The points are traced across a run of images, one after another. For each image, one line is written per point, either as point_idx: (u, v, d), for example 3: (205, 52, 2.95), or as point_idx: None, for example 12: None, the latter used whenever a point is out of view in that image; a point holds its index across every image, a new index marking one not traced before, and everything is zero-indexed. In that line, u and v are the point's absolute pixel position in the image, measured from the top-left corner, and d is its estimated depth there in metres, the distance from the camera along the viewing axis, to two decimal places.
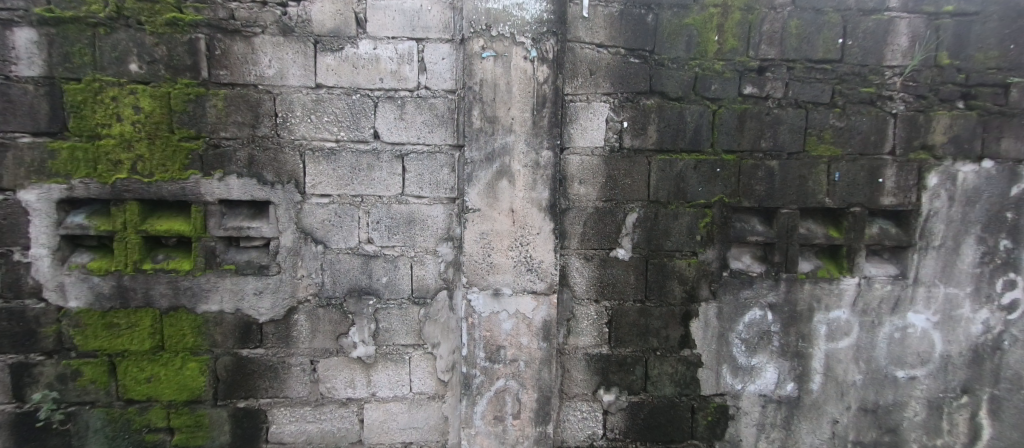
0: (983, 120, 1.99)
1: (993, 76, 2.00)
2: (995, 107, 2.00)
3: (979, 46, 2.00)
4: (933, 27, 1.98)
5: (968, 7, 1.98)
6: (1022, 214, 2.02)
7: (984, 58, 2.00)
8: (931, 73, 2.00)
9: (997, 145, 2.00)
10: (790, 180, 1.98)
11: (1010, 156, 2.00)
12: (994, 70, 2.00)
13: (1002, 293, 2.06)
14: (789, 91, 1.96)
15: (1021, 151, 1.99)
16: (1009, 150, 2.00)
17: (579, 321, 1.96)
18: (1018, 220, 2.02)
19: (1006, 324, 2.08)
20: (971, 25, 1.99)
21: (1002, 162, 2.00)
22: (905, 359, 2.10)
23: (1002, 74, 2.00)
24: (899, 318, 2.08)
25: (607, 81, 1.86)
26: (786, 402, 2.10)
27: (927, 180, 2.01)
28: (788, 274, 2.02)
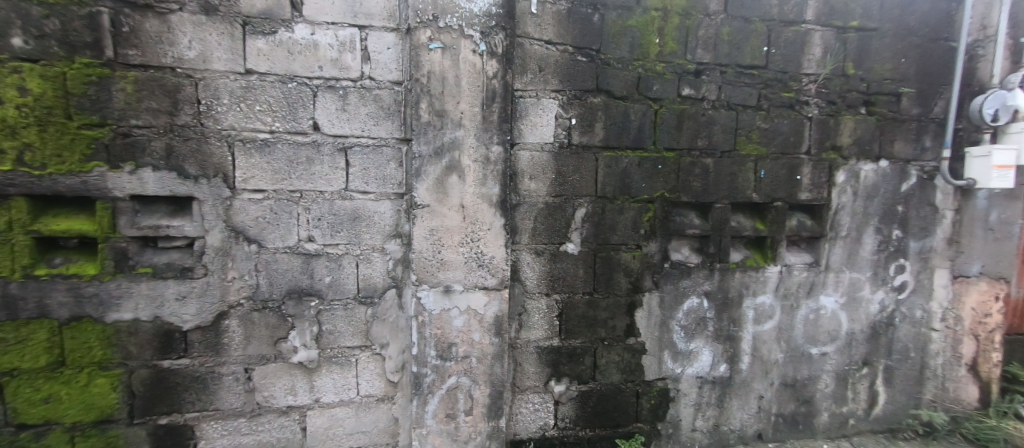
0: (880, 124, 2.27)
1: (887, 86, 2.28)
2: (889, 114, 2.29)
3: (877, 59, 2.26)
4: (841, 40, 2.21)
5: (869, 24, 2.23)
6: (908, 207, 2.34)
7: (881, 69, 2.27)
8: (839, 81, 2.23)
9: (891, 147, 2.29)
10: (723, 176, 2.13)
11: (900, 157, 2.30)
12: (889, 80, 2.28)
13: (894, 276, 2.38)
14: (722, 93, 2.10)
15: (908, 153, 2.31)
16: (898, 152, 2.30)
17: (530, 315, 1.99)
18: (906, 212, 2.34)
19: (897, 303, 2.40)
20: (871, 39, 2.24)
21: (895, 162, 2.30)
22: (818, 337, 2.35)
23: (894, 85, 2.29)
24: (814, 300, 2.32)
25: (555, 78, 1.88)
26: (720, 382, 2.27)
27: (836, 177, 2.25)
28: (722, 264, 2.18)
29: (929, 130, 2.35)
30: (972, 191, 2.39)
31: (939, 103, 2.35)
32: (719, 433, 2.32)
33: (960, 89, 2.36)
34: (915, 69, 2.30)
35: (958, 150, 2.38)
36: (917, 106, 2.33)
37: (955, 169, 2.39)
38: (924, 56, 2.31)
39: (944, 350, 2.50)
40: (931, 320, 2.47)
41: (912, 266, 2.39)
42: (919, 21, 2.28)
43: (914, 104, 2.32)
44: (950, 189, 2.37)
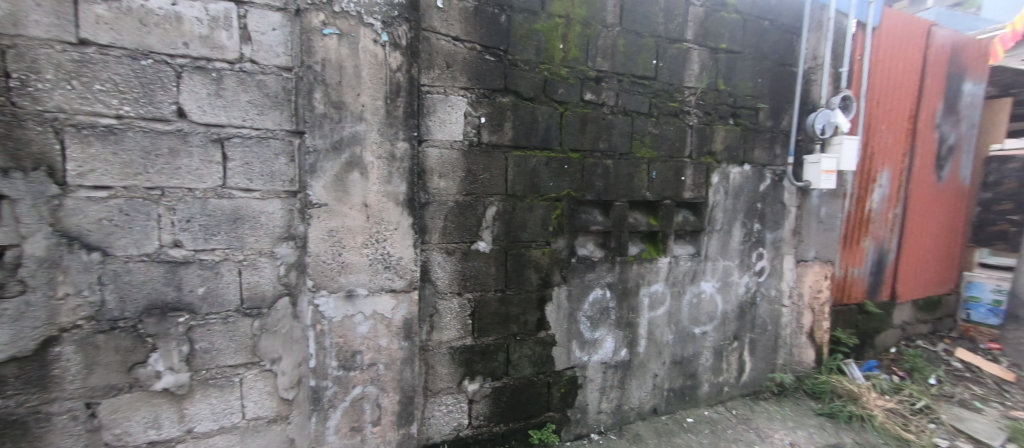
0: (743, 133, 2.67)
1: (748, 101, 2.69)
2: (749, 125, 2.71)
3: (740, 77, 2.65)
4: (713, 59, 2.54)
5: (734, 47, 2.60)
6: (765, 204, 2.79)
7: (744, 87, 2.67)
8: (712, 95, 2.57)
9: (751, 153, 2.71)
10: (621, 176, 2.32)
11: (758, 162, 2.74)
12: (749, 97, 2.70)
13: (755, 262, 2.82)
14: (619, 100, 2.28)
15: (763, 158, 2.76)
16: (757, 157, 2.73)
17: (442, 316, 1.95)
18: (763, 208, 2.78)
19: (757, 284, 2.86)
20: (736, 60, 2.62)
21: (754, 166, 2.73)
22: (700, 318, 2.68)
23: (752, 101, 2.71)
24: (696, 286, 2.64)
25: (464, 76, 1.87)
26: (620, 365, 2.47)
27: (712, 179, 2.59)
28: (621, 257, 2.37)
29: (779, 140, 2.82)
30: (808, 191, 2.93)
31: (785, 118, 2.84)
32: (621, 412, 2.52)
33: (799, 107, 2.88)
34: (766, 88, 2.75)
35: (799, 157, 2.90)
36: (770, 120, 2.78)
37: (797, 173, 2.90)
38: (774, 78, 2.77)
39: (791, 322, 3.04)
40: (781, 298, 2.98)
41: (767, 253, 2.86)
42: (770, 48, 2.73)
43: (766, 117, 2.78)
44: (794, 189, 2.88)
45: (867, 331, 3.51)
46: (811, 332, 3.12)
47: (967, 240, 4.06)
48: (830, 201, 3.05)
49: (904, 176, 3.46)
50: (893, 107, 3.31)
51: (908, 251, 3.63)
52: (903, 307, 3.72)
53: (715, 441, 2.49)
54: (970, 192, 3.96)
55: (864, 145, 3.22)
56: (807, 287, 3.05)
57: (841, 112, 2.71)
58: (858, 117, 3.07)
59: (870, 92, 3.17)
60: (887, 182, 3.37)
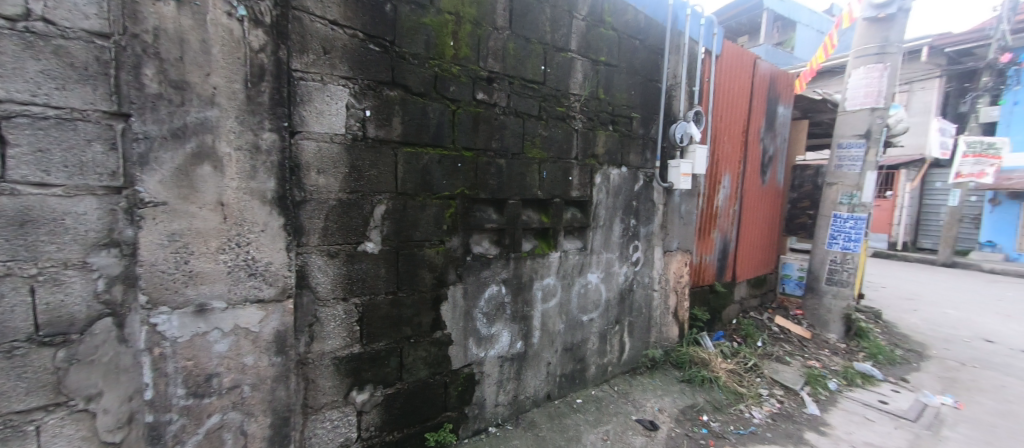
0: (620, 139, 2.97)
1: (623, 110, 3.00)
2: (625, 131, 3.02)
3: (617, 88, 2.94)
4: (594, 69, 2.77)
5: (612, 61, 2.87)
6: (638, 201, 3.15)
7: (620, 97, 2.97)
8: (594, 102, 2.80)
9: (627, 157, 3.03)
10: (514, 176, 2.39)
11: (632, 164, 3.08)
12: (624, 107, 3.01)
13: (632, 253, 3.18)
14: (510, 102, 2.35)
15: (637, 161, 3.11)
16: (632, 161, 3.07)
17: (324, 324, 1.78)
18: (636, 205, 3.14)
19: (634, 273, 3.22)
20: (613, 73, 2.90)
21: (629, 168, 3.06)
22: (587, 306, 2.92)
23: (627, 110, 3.03)
24: (583, 277, 2.86)
25: (344, 64, 1.73)
26: (516, 357, 2.55)
27: (595, 179, 2.84)
28: (515, 254, 2.45)
29: (649, 146, 3.20)
30: (672, 191, 3.39)
31: (653, 127, 3.24)
32: (518, 402, 2.61)
33: (663, 118, 3.31)
34: (637, 100, 3.10)
35: (664, 161, 3.34)
36: (641, 128, 3.14)
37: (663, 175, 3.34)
38: (644, 91, 3.13)
39: (661, 304, 3.49)
40: (653, 284, 3.40)
41: (641, 245, 3.23)
42: (641, 65, 3.08)
43: (638, 125, 3.13)
44: (661, 189, 3.31)
45: (717, 308, 4.20)
46: (675, 312, 3.61)
47: (781, 231, 5.12)
48: (688, 199, 3.57)
49: (740, 179, 4.21)
50: (732, 121, 4.00)
51: (743, 241, 4.43)
52: (740, 286, 4.54)
53: (600, 417, 2.74)
54: (783, 192, 4.98)
55: (712, 153, 3.83)
56: (672, 273, 3.53)
57: (692, 125, 3.25)
58: (707, 128, 3.64)
59: (716, 108, 3.79)
60: (728, 184, 4.06)
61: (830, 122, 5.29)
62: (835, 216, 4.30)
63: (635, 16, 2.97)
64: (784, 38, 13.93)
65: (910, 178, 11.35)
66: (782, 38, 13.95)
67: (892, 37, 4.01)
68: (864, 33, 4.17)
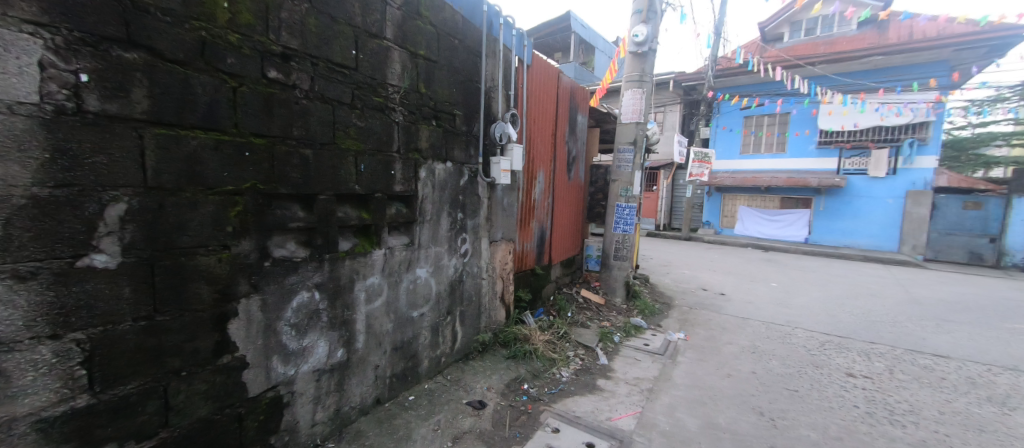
0: (444, 134, 3.00)
1: (446, 106, 3.03)
2: (448, 127, 3.06)
3: (438, 84, 2.94)
4: (413, 62, 2.70)
5: (431, 55, 2.85)
6: (464, 195, 3.26)
7: (441, 92, 2.98)
8: (414, 96, 2.73)
9: (452, 152, 3.09)
10: (324, 169, 2.14)
11: (457, 160, 3.15)
12: (447, 103, 3.04)
13: (460, 245, 3.27)
14: (314, 85, 2.08)
15: (462, 157, 3.20)
16: (456, 156, 3.14)
17: (15, 374, 1.27)
18: (463, 199, 3.25)
19: (463, 265, 3.33)
20: (433, 68, 2.89)
21: (454, 163, 3.12)
22: (417, 301, 2.87)
23: (449, 106, 3.07)
24: (412, 273, 2.80)
25: (32, 4, 1.24)
26: (337, 367, 2.32)
27: (419, 173, 2.80)
28: (330, 255, 2.21)
29: (473, 143, 3.32)
30: (495, 186, 3.62)
31: (477, 124, 3.37)
32: (341, 415, 2.38)
33: (484, 116, 3.48)
34: (459, 97, 3.17)
35: (486, 158, 3.53)
36: (464, 125, 3.23)
37: (485, 170, 3.53)
38: (465, 89, 3.22)
39: (489, 291, 3.70)
40: (481, 273, 3.57)
41: (469, 237, 3.36)
42: (461, 64, 3.16)
43: (462, 122, 3.21)
44: (485, 184, 3.50)
45: (537, 288, 4.71)
46: (502, 296, 3.88)
47: (584, 219, 6.06)
48: (509, 193, 3.86)
49: (551, 175, 4.79)
50: (542, 124, 4.49)
51: (556, 229, 5.06)
52: (555, 267, 5.20)
53: (431, 409, 2.74)
54: (584, 187, 5.91)
55: (527, 151, 4.23)
56: (498, 261, 3.77)
57: (509, 125, 3.53)
58: (523, 129, 3.99)
59: (528, 111, 4.19)
60: (541, 179, 4.57)
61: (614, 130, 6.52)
62: (618, 205, 5.35)
63: (452, 15, 3.02)
64: (585, 58, 16.53)
65: (664, 177, 15.07)
66: (583, 58, 16.52)
67: (648, 69, 5.16)
68: (631, 63, 5.24)
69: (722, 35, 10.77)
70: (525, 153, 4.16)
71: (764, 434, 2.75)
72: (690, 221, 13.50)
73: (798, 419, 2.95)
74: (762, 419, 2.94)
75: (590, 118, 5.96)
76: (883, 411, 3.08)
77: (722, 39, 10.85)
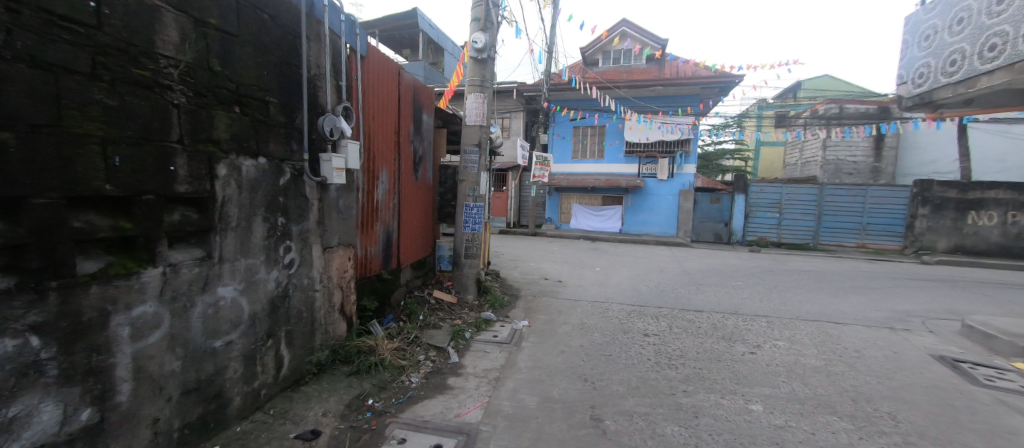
0: (252, 124, 2.49)
1: (254, 91, 2.52)
2: (259, 116, 2.56)
3: (241, 63, 2.43)
4: (199, 32, 2.15)
5: (228, 27, 2.32)
6: (286, 198, 2.80)
7: (245, 73, 2.46)
8: (203, 73, 2.18)
9: (266, 146, 2.61)
10: (41, 161, 1.53)
11: (275, 155, 2.68)
12: (255, 87, 2.53)
13: (283, 256, 2.81)
14: (13, 43, 1.45)
15: (280, 153, 2.73)
16: (272, 151, 2.66)
17: None
18: (284, 202, 2.79)
19: (288, 278, 2.87)
20: (232, 43, 2.36)
21: (270, 159, 2.64)
22: (219, 328, 2.33)
23: (260, 92, 2.57)
24: (210, 295, 2.26)
25: None
26: (82, 434, 1.70)
27: (217, 170, 2.26)
28: (58, 282, 1.58)
29: (295, 136, 2.86)
30: (326, 186, 3.21)
31: (299, 116, 2.92)
32: None
33: (309, 107, 3.04)
34: (274, 82, 2.69)
35: (313, 154, 3.10)
36: (281, 114, 2.75)
37: (313, 169, 3.10)
38: (279, 73, 2.73)
39: (324, 304, 3.26)
40: (313, 285, 3.13)
41: (294, 246, 2.91)
42: (273, 43, 2.67)
43: (279, 112, 2.73)
44: (313, 184, 3.06)
45: (385, 295, 4.39)
46: (342, 307, 3.48)
47: (435, 219, 5.93)
48: (345, 194, 3.47)
49: (395, 174, 4.51)
50: (382, 120, 4.19)
51: (404, 231, 4.81)
52: (405, 270, 4.94)
53: None
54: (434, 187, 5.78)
55: (366, 149, 3.88)
56: (335, 269, 3.36)
57: (342, 119, 3.17)
58: (358, 126, 3.64)
59: (365, 106, 3.84)
60: (384, 179, 4.26)
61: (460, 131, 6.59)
62: (467, 205, 5.40)
63: None
64: (434, 59, 16.51)
65: (513, 178, 16.04)
66: (431, 58, 16.46)
67: (488, 76, 5.33)
68: (473, 68, 5.32)
69: (554, 53, 12.01)
70: (364, 151, 3.81)
71: (585, 397, 3.13)
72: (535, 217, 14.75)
73: (611, 378, 3.46)
74: (585, 384, 3.36)
75: (435, 118, 5.85)
76: (664, 358, 3.88)
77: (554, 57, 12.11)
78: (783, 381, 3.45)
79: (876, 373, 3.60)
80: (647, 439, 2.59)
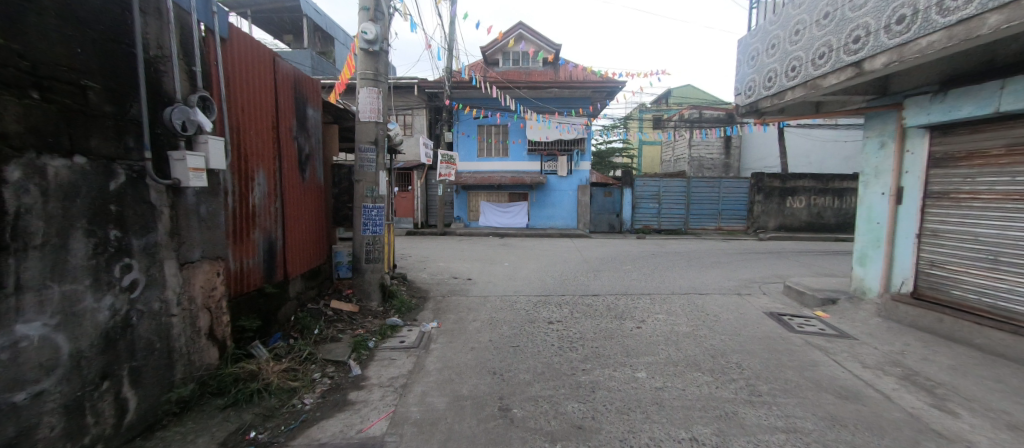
0: (62, 115, 1.98)
1: (64, 74, 2.00)
2: (73, 105, 2.04)
3: (39, 37, 1.90)
4: None
5: None
6: (123, 206, 2.29)
7: (47, 51, 1.93)
8: None
9: (86, 143, 2.09)
10: None
11: (101, 154, 2.17)
12: (64, 68, 2.01)
13: (121, 277, 2.29)
14: None
15: (109, 151, 2.21)
16: (95, 148, 2.14)
17: None
18: (120, 210, 2.27)
19: (131, 303, 2.35)
20: (23, 10, 1.83)
21: (94, 159, 2.13)
22: (21, 377, 1.81)
23: (74, 74, 2.05)
24: (1, 336, 1.73)
25: None
26: None
27: (6, 173, 1.72)
28: None
29: (130, 131, 2.34)
30: (181, 190, 2.70)
31: (135, 106, 2.39)
32: None
33: (149, 95, 2.52)
34: (96, 64, 2.17)
35: (160, 152, 2.58)
36: (108, 103, 2.23)
37: (161, 170, 2.58)
38: (102, 52, 2.20)
39: (186, 329, 2.75)
40: (168, 309, 2.62)
41: (138, 264, 2.40)
42: (90, 15, 2.14)
43: (105, 100, 2.21)
44: (162, 188, 2.55)
45: (270, 312, 3.88)
46: (210, 331, 2.97)
47: (330, 223, 5.45)
48: (209, 199, 2.97)
49: (276, 176, 4.00)
50: (254, 113, 3.67)
51: (290, 238, 4.31)
52: (295, 281, 4.43)
53: None
54: (326, 188, 5.29)
55: (235, 147, 3.36)
56: (199, 288, 2.85)
57: (198, 111, 2.68)
58: (221, 120, 3.13)
59: (229, 97, 3.31)
60: (261, 181, 3.74)
61: (354, 128, 6.12)
62: (364, 207, 5.04)
63: None
64: (324, 48, 15.18)
65: (418, 177, 15.48)
66: (319, 47, 15.15)
67: (382, 70, 5.03)
68: (364, 61, 4.96)
69: (453, 51, 11.85)
70: (232, 149, 3.29)
71: (495, 390, 3.16)
72: (443, 216, 14.55)
73: (518, 367, 3.55)
74: (494, 376, 3.39)
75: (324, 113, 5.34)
76: (567, 342, 4.11)
77: (453, 54, 11.98)
78: (664, 348, 3.91)
79: (728, 331, 4.31)
80: (551, 419, 2.71)
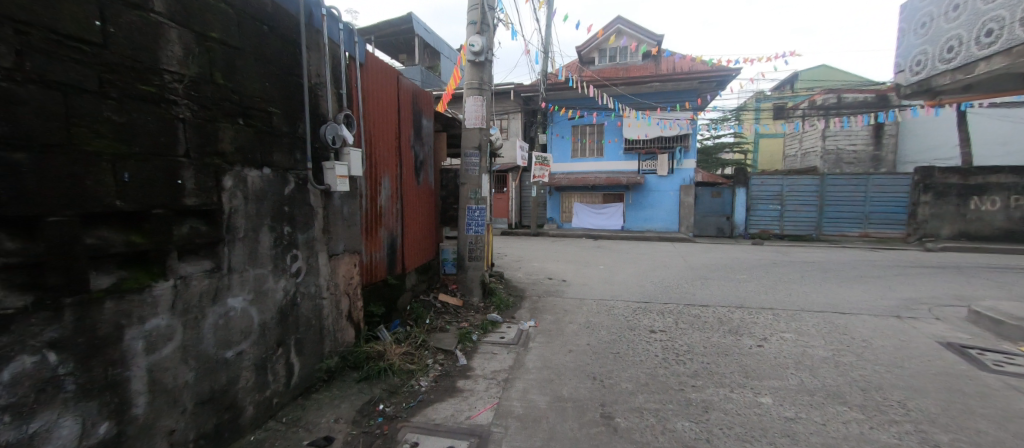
0: (257, 135, 2.52)
1: (258, 103, 2.54)
2: (263, 127, 2.58)
3: (245, 75, 2.45)
4: (203, 46, 2.16)
5: (229, 40, 2.33)
6: (292, 207, 2.83)
7: (249, 86, 2.48)
8: (207, 87, 2.19)
9: (271, 157, 2.63)
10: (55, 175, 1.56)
11: (280, 165, 2.71)
12: (258, 99, 2.55)
13: (290, 264, 2.83)
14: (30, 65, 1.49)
15: (285, 162, 2.75)
16: (276, 161, 2.68)
17: None
18: (291, 210, 2.81)
19: (297, 286, 2.89)
20: (233, 56, 2.37)
21: (275, 169, 2.67)
22: (231, 338, 2.36)
23: (264, 103, 2.60)
24: (220, 306, 2.28)
25: None
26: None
27: (223, 182, 2.27)
28: (74, 299, 1.61)
29: (299, 146, 2.88)
30: (330, 193, 3.23)
31: (301, 125, 2.93)
32: None
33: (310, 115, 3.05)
34: (277, 93, 2.72)
35: (317, 162, 3.12)
36: (285, 124, 2.77)
37: (317, 177, 3.12)
38: (281, 84, 2.75)
39: (332, 310, 3.28)
40: (320, 292, 3.15)
41: (301, 254, 2.93)
42: (274, 54, 2.68)
43: (283, 122, 2.76)
44: (317, 192, 3.08)
45: (392, 301, 4.39)
46: (349, 314, 3.49)
47: (439, 223, 5.96)
48: (350, 201, 3.49)
49: (397, 180, 4.52)
50: (382, 126, 4.19)
51: (408, 235, 4.83)
52: (410, 274, 4.94)
53: None
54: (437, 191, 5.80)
55: (368, 156, 3.89)
56: (342, 275, 3.37)
57: (343, 127, 3.18)
58: (359, 133, 3.65)
59: (365, 112, 3.84)
60: (387, 185, 4.26)
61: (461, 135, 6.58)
62: (470, 208, 5.41)
63: None
64: (431, 62, 16.58)
65: (514, 178, 15.95)
66: (428, 62, 16.60)
67: (486, 78, 5.33)
68: (471, 71, 5.32)
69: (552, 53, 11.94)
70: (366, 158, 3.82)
71: (595, 395, 3.13)
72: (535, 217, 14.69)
73: (620, 375, 3.45)
74: (595, 382, 3.35)
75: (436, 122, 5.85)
76: (672, 354, 3.87)
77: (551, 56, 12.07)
78: (791, 373, 3.43)
79: (879, 362, 3.60)
80: (658, 435, 2.59)
